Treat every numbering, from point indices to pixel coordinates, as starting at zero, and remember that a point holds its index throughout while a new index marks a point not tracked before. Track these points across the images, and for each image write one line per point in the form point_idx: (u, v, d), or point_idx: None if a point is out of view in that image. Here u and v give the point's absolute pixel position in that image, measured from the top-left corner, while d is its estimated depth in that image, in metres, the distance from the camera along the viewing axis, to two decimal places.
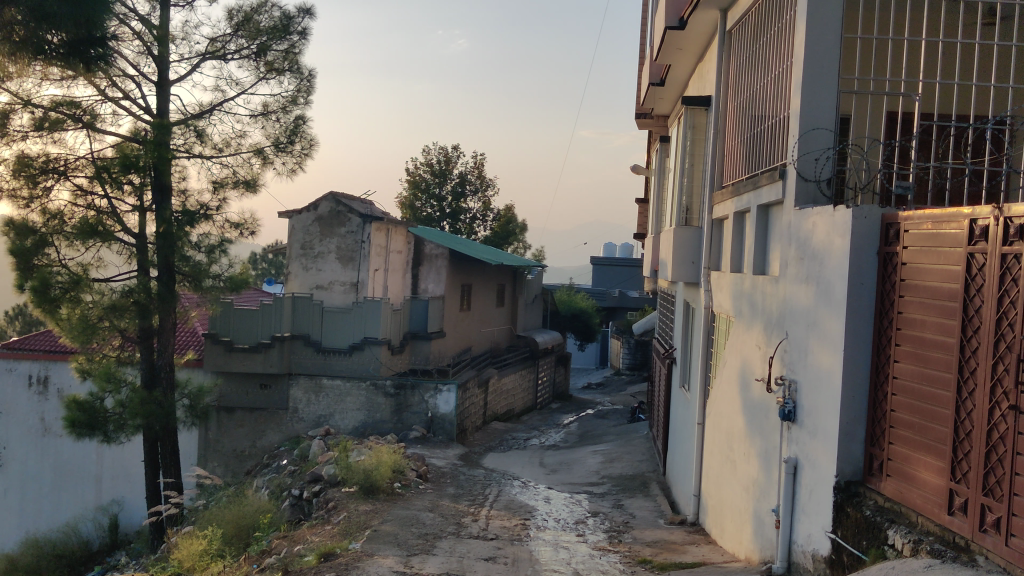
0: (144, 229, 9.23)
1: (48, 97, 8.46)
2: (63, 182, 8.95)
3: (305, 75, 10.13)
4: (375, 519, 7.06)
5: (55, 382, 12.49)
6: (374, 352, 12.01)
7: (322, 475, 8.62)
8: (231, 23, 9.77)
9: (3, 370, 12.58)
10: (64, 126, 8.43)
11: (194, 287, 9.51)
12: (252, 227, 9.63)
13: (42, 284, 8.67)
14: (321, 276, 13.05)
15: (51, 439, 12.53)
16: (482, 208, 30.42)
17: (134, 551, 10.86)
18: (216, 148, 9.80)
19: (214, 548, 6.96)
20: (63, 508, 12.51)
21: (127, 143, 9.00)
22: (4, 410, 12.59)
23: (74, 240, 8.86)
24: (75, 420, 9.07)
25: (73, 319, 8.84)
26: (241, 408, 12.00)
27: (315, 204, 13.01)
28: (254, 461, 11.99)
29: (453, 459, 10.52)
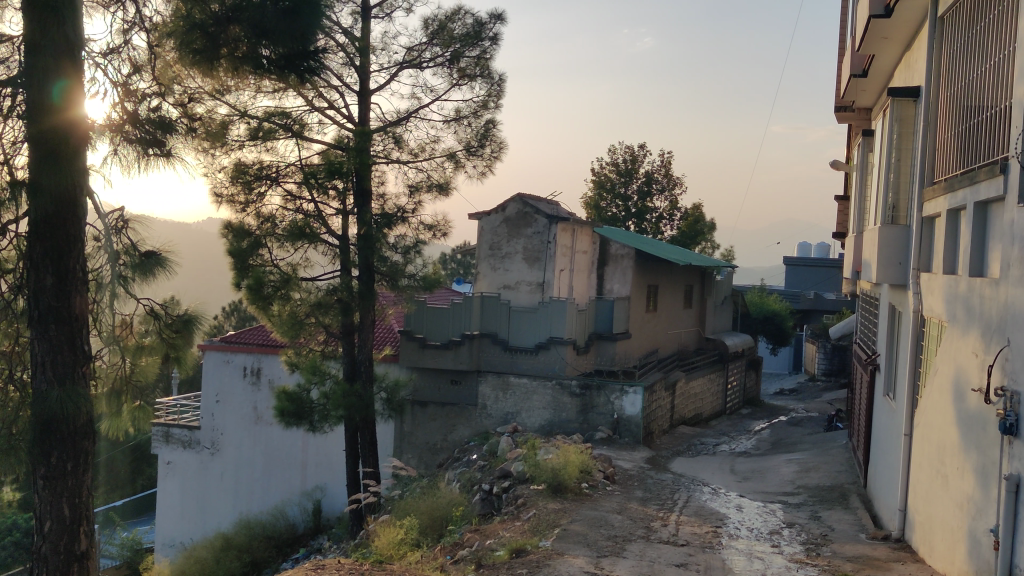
0: (347, 231, 9.69)
1: (262, 109, 9.06)
2: (274, 188, 9.57)
3: (495, 80, 10.35)
4: (563, 518, 7.09)
5: (266, 374, 13.36)
6: (560, 352, 12.04)
7: (511, 471, 8.74)
8: (427, 31, 10.09)
9: (222, 361, 13.58)
10: (276, 135, 9.05)
11: (391, 286, 9.84)
12: (444, 229, 9.94)
13: (256, 283, 9.30)
14: (509, 276, 13.30)
15: (262, 426, 13.40)
16: (669, 207, 30.01)
17: (335, 536, 11.49)
18: (412, 154, 10.18)
19: (410, 538, 7.23)
20: (272, 492, 13.34)
21: (331, 150, 9.50)
22: (223, 398, 13.60)
23: (285, 241, 9.49)
24: (284, 409, 9.71)
25: (283, 315, 9.52)
26: (434, 402, 12.49)
27: (504, 206, 13.28)
28: (445, 454, 12.38)
29: (641, 462, 10.43)
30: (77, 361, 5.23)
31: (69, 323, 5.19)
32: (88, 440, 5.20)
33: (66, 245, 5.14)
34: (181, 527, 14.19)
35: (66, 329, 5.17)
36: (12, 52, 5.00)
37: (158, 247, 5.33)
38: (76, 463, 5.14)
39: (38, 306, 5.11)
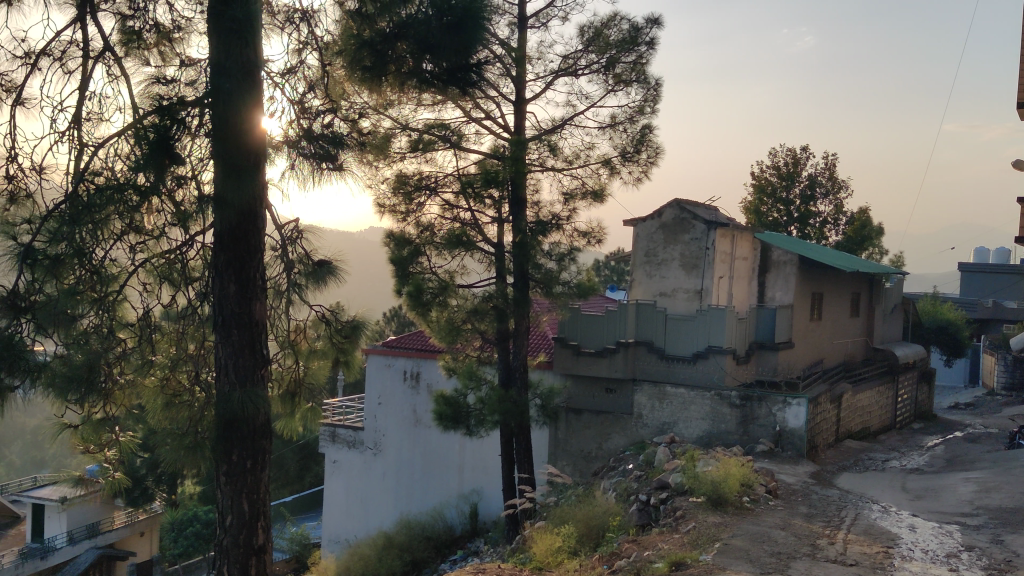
0: (502, 239, 9.86)
1: (422, 121, 9.32)
2: (433, 198, 9.84)
3: (652, 84, 10.26)
4: (724, 532, 6.93)
5: (425, 378, 13.65)
6: (718, 361, 11.67)
7: (669, 483, 8.59)
8: (583, 39, 10.14)
9: (384, 364, 14.08)
10: (436, 146, 9.29)
11: (546, 293, 9.79)
12: (599, 236, 9.91)
13: (416, 290, 9.58)
14: (665, 283, 13.16)
15: (421, 428, 13.75)
16: (834, 211, 28.85)
17: (491, 540, 11.66)
18: (567, 161, 10.23)
19: (568, 546, 7.26)
20: (431, 494, 13.66)
21: (488, 159, 9.66)
22: (384, 400, 14.12)
23: (443, 249, 9.71)
24: (441, 413, 9.98)
25: (441, 321, 9.75)
26: (589, 410, 12.53)
27: (660, 212, 13.14)
28: (600, 462, 12.37)
29: (804, 476, 10.04)
30: (257, 365, 5.34)
31: (250, 328, 5.30)
32: (266, 439, 5.34)
33: (247, 253, 5.27)
34: (345, 524, 14.80)
35: (247, 334, 5.30)
36: (199, 76, 5.38)
37: (328, 257, 5.61)
38: (254, 461, 5.29)
39: (222, 312, 5.26)
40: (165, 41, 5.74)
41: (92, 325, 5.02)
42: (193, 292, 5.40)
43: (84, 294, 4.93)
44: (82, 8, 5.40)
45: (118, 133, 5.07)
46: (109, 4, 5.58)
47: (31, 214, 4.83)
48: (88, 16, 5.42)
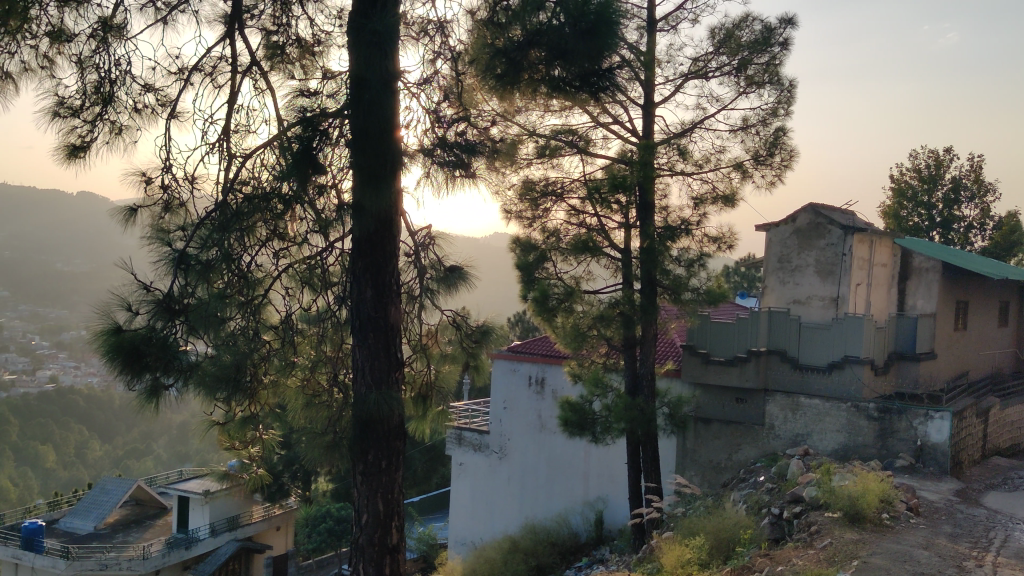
0: (629, 244, 9.78)
1: (550, 127, 9.38)
2: (559, 204, 9.88)
3: (785, 86, 9.98)
4: (862, 549, 6.67)
5: (550, 383, 13.67)
6: (855, 372, 11.29)
7: (803, 496, 8.31)
8: (714, 41, 9.99)
9: (509, 369, 14.19)
10: (563, 152, 9.30)
11: (674, 299, 9.58)
12: (730, 241, 9.69)
13: (542, 295, 9.62)
14: (799, 290, 12.79)
15: (546, 434, 13.78)
16: (979, 215, 27.37)
17: (617, 548, 11.56)
18: (697, 165, 10.07)
19: (697, 558, 7.17)
20: (556, 499, 13.66)
21: (615, 164, 9.62)
22: (510, 405, 14.25)
23: (569, 255, 9.77)
24: (568, 419, 10.00)
25: (567, 327, 9.78)
26: (718, 419, 12.31)
27: (794, 217, 12.76)
28: (730, 473, 12.12)
29: (949, 494, 9.54)
30: (391, 367, 5.37)
31: (385, 332, 5.34)
32: (401, 440, 5.38)
33: (383, 259, 5.31)
34: (471, 526, 14.99)
35: (383, 337, 5.34)
36: (340, 86, 5.56)
37: (459, 262, 5.69)
38: (390, 462, 5.31)
39: (359, 316, 5.33)
40: (306, 55, 5.95)
41: (238, 327, 5.14)
42: (332, 297, 5.58)
43: (233, 298, 5.11)
44: (230, 24, 5.66)
45: (263, 145, 5.28)
46: (254, 20, 5.83)
47: (182, 222, 5.25)
48: (236, 33, 5.67)
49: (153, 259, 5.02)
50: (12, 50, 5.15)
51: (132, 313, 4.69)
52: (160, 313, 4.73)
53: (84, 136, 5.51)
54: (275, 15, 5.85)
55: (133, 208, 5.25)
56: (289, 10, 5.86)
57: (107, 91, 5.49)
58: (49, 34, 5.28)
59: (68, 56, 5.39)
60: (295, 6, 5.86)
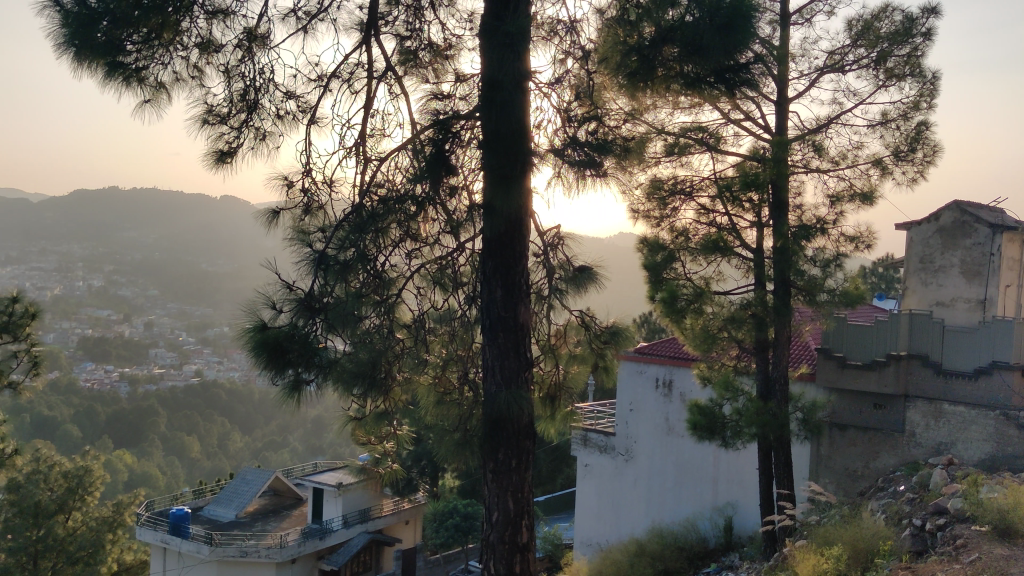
0: (761, 244, 9.58)
1: (679, 125, 9.25)
2: (688, 203, 9.77)
3: (928, 78, 9.51)
4: (1014, 566, 6.28)
5: (677, 386, 13.46)
6: (1004, 378, 10.48)
7: (947, 508, 7.90)
8: (851, 33, 9.66)
9: (636, 371, 14.07)
10: (692, 150, 9.16)
11: (809, 301, 9.25)
12: (868, 240, 9.35)
13: (670, 296, 9.45)
14: (943, 292, 12.18)
15: (674, 437, 13.60)
16: None
17: (747, 555, 11.29)
18: (833, 161, 9.74)
19: (832, 568, 6.94)
20: (684, 504, 13.42)
21: (746, 161, 9.40)
22: (636, 407, 14.13)
23: (698, 254, 9.65)
24: (697, 423, 9.82)
25: (696, 329, 9.58)
26: (854, 426, 11.88)
27: (937, 214, 12.11)
28: (867, 482, 11.67)
29: None
30: (521, 367, 5.32)
31: (515, 331, 5.30)
32: (531, 439, 5.35)
33: (513, 259, 5.31)
34: (597, 528, 14.95)
35: (513, 336, 5.30)
36: (472, 89, 5.65)
37: (588, 262, 5.69)
38: (520, 461, 5.29)
39: (489, 315, 5.33)
40: (438, 59, 6.04)
41: (373, 326, 5.28)
42: (462, 297, 5.67)
43: (369, 297, 5.22)
44: (366, 31, 5.80)
45: (397, 149, 5.42)
46: (388, 26, 5.97)
47: (320, 223, 5.50)
48: (372, 39, 5.81)
49: (295, 258, 5.23)
50: (165, 62, 5.44)
51: (276, 311, 4.82)
52: (301, 312, 4.85)
53: (232, 142, 5.76)
54: (407, 21, 5.97)
55: (275, 211, 5.51)
56: (421, 15, 5.97)
57: (252, 99, 5.73)
58: (198, 45, 5.55)
59: (216, 66, 5.65)
60: (427, 11, 5.97)
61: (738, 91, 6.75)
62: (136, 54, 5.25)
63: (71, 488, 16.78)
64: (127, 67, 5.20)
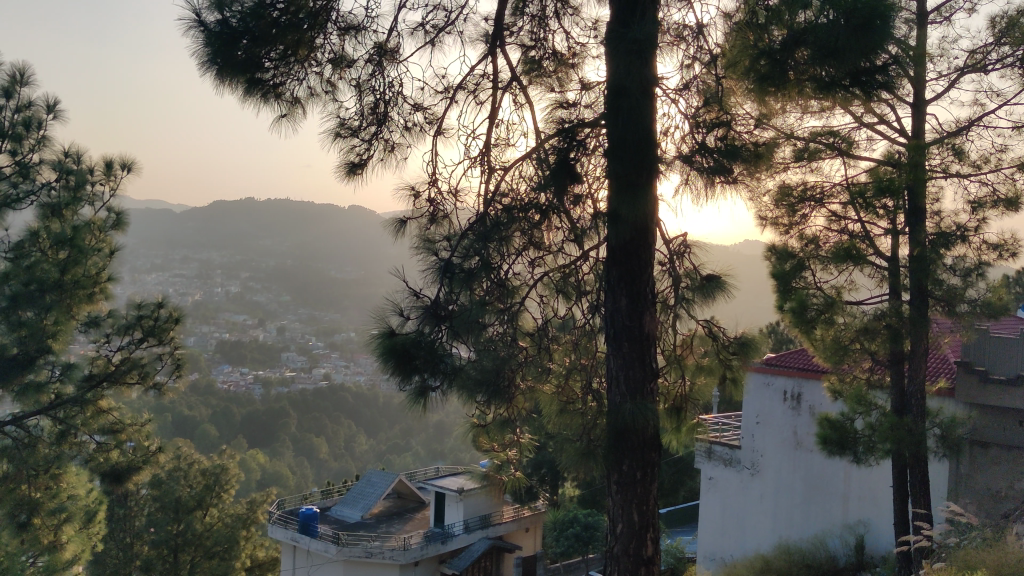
0: (897, 252, 9.15)
1: (809, 129, 8.95)
2: (819, 209, 9.42)
3: None
4: None
5: (807, 399, 13.05)
6: None
7: None
8: (994, 30, 9.17)
9: (763, 383, 13.72)
10: (823, 155, 8.87)
11: (948, 312, 8.87)
12: (1013, 248, 8.81)
13: (799, 306, 9.24)
14: None
15: (803, 452, 13.17)
16: None
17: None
18: (973, 166, 9.25)
19: None
20: (812, 521, 12.99)
21: (880, 166, 9.03)
22: (764, 420, 13.76)
23: (829, 263, 9.28)
24: (827, 437, 9.49)
25: (827, 340, 9.21)
26: (998, 443, 11.28)
27: None
28: (1012, 503, 11.08)
29: None
30: (647, 377, 5.24)
31: (640, 341, 5.23)
32: (657, 451, 5.27)
33: (638, 268, 5.25)
34: (722, 543, 14.62)
35: (638, 346, 5.23)
36: (598, 97, 5.62)
37: (716, 271, 5.51)
38: (645, 472, 5.22)
39: (614, 325, 5.29)
40: (563, 67, 6.04)
41: (498, 333, 5.26)
42: (587, 305, 5.64)
43: (492, 305, 5.20)
44: (492, 42, 5.84)
45: (522, 157, 5.43)
46: (513, 37, 6.01)
47: (446, 232, 5.56)
48: (498, 50, 5.85)
49: (422, 267, 5.28)
50: (300, 77, 5.62)
51: (404, 318, 4.96)
52: (428, 318, 4.95)
53: (362, 154, 5.90)
54: (533, 31, 6.00)
55: (403, 220, 5.63)
56: (546, 24, 5.98)
57: (381, 112, 5.87)
58: (331, 60, 5.72)
59: (347, 80, 5.81)
60: (552, 20, 5.98)
61: (873, 95, 6.56)
62: (273, 70, 5.44)
63: (209, 485, 17.47)
64: (265, 83, 5.40)
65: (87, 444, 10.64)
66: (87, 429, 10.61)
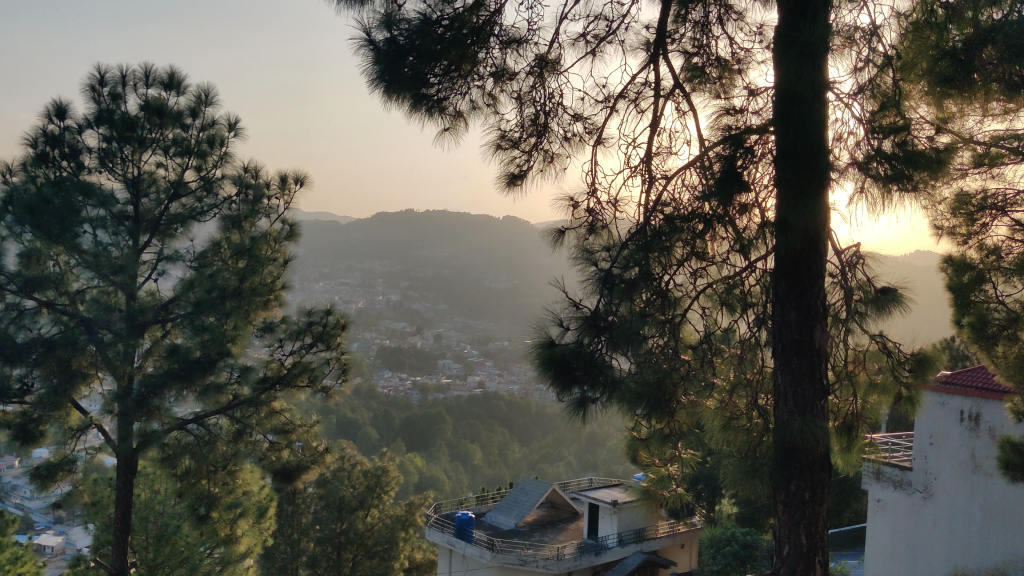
0: None
1: (989, 132, 8.31)
2: (1001, 218, 8.10)
3: None
4: None
5: (986, 420, 12.23)
6: None
7: None
8: None
9: (937, 403, 12.93)
10: (1005, 160, 8.29)
11: None
12: None
13: (979, 321, 8.29)
14: None
15: (981, 476, 12.31)
16: None
17: None
18: None
19: None
20: (991, 549, 12.05)
21: None
22: (938, 442, 12.93)
23: (1012, 276, 8.12)
24: (1008, 461, 8.83)
25: (1010, 358, 8.14)
26: None
27: None
28: None
29: None
30: (817, 395, 4.99)
31: (810, 356, 5.01)
32: (827, 472, 5.00)
33: (807, 281, 5.04)
34: (890, 569, 13.85)
35: (808, 361, 5.01)
36: (766, 103, 5.45)
37: (891, 284, 5.19)
38: (814, 492, 4.96)
39: (782, 338, 5.10)
40: (727, 74, 5.88)
41: (658, 345, 5.18)
42: (752, 319, 5.46)
43: (653, 316, 5.13)
44: (654, 49, 5.74)
45: (685, 166, 5.33)
46: (675, 44, 5.91)
47: (605, 242, 5.52)
48: (660, 57, 5.76)
49: (581, 277, 5.26)
50: (463, 91, 5.74)
51: (563, 329, 4.93)
52: (587, 329, 4.89)
53: (522, 165, 5.94)
54: (695, 37, 5.87)
55: (562, 230, 5.63)
56: (710, 30, 5.84)
57: (542, 123, 5.89)
58: (493, 74, 5.80)
59: (509, 93, 5.87)
60: (715, 26, 5.83)
61: None
62: (438, 85, 5.57)
63: (371, 486, 18.11)
64: (429, 98, 5.54)
65: (261, 443, 11.17)
66: (262, 429, 11.18)
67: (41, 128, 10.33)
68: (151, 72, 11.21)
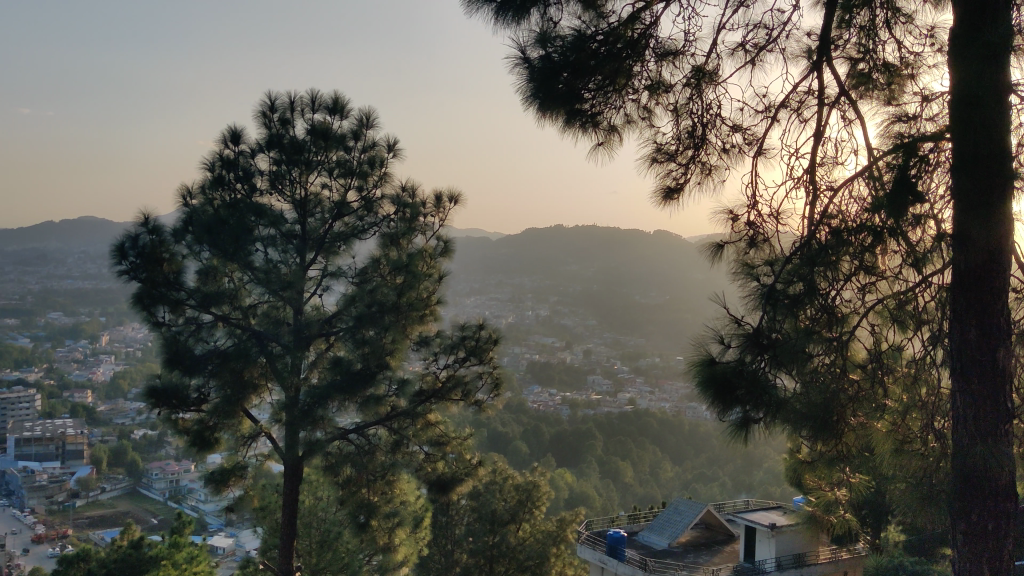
0: None
1: None
2: None
3: None
4: None
5: None
6: None
7: None
8: None
9: None
10: None
11: None
12: None
13: None
14: None
15: None
16: None
17: None
18: None
19: None
20: None
21: None
22: None
23: None
24: None
25: None
26: None
27: None
28: None
29: None
30: (1001, 421, 4.61)
31: (993, 377, 4.63)
32: (1013, 502, 4.62)
33: (991, 296, 4.64)
34: None
35: (990, 382, 4.64)
36: (941, 109, 5.16)
37: None
38: (999, 524, 4.58)
39: (960, 357, 4.74)
40: (896, 80, 5.62)
41: (824, 364, 4.92)
42: (926, 337, 5.14)
43: (819, 334, 4.90)
44: (817, 56, 5.54)
45: (853, 176, 5.11)
46: (838, 51, 5.68)
47: (767, 257, 5.34)
48: (824, 64, 5.54)
49: (743, 293, 5.15)
50: (619, 105, 5.70)
51: (724, 346, 4.79)
52: (749, 347, 4.75)
53: (679, 178, 5.85)
54: (861, 43, 5.63)
55: (721, 245, 5.48)
56: (877, 35, 5.58)
57: (699, 135, 5.79)
58: (648, 87, 5.73)
59: (665, 106, 5.80)
60: (882, 30, 5.57)
61: None
62: (592, 100, 5.56)
63: (522, 501, 18.19)
64: (584, 113, 5.53)
65: (417, 454, 11.45)
66: (417, 440, 11.48)
67: (217, 153, 11.01)
68: (317, 97, 11.75)
